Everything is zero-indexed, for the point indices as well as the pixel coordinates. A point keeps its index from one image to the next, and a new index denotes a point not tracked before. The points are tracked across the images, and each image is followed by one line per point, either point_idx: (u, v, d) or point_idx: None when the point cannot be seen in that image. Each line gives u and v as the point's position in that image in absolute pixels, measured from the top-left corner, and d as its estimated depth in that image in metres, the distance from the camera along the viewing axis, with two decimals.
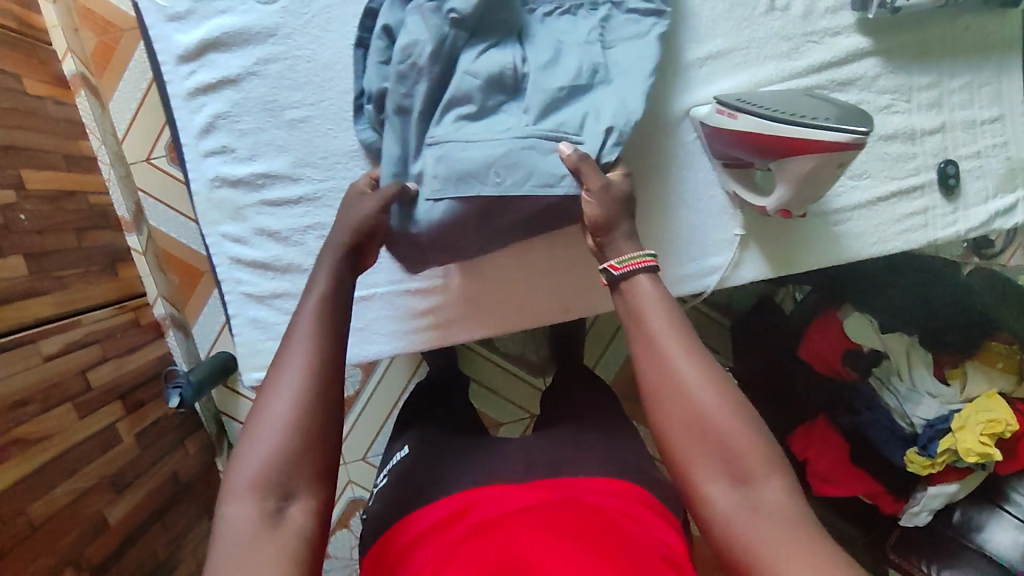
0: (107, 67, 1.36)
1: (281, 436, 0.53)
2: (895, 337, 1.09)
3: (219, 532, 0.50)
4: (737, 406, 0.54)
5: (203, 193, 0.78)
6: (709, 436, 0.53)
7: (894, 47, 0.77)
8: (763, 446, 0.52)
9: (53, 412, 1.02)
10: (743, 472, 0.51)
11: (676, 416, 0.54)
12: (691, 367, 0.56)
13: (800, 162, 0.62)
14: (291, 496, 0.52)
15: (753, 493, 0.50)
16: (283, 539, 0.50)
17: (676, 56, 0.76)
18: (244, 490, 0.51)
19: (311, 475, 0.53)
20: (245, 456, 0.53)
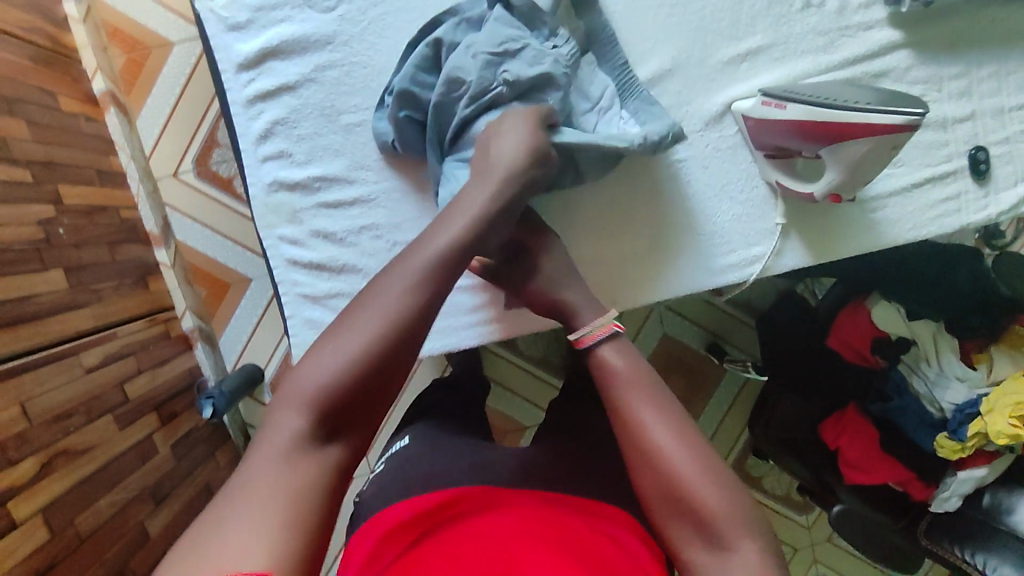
0: (134, 84, 1.38)
1: (352, 363, 0.55)
2: (922, 324, 1.11)
3: (264, 435, 0.52)
4: (710, 473, 0.59)
5: (261, 198, 0.81)
6: (685, 501, 0.58)
7: (924, 40, 0.80)
8: (742, 516, 0.57)
9: (96, 423, 1.02)
10: (716, 534, 0.56)
11: (653, 479, 0.60)
12: (671, 434, 0.62)
13: (852, 147, 0.65)
14: (338, 434, 0.54)
15: (724, 557, 0.56)
16: (311, 474, 0.51)
17: (717, 53, 0.80)
18: (300, 401, 0.54)
19: (361, 416, 0.55)
20: (315, 366, 0.55)
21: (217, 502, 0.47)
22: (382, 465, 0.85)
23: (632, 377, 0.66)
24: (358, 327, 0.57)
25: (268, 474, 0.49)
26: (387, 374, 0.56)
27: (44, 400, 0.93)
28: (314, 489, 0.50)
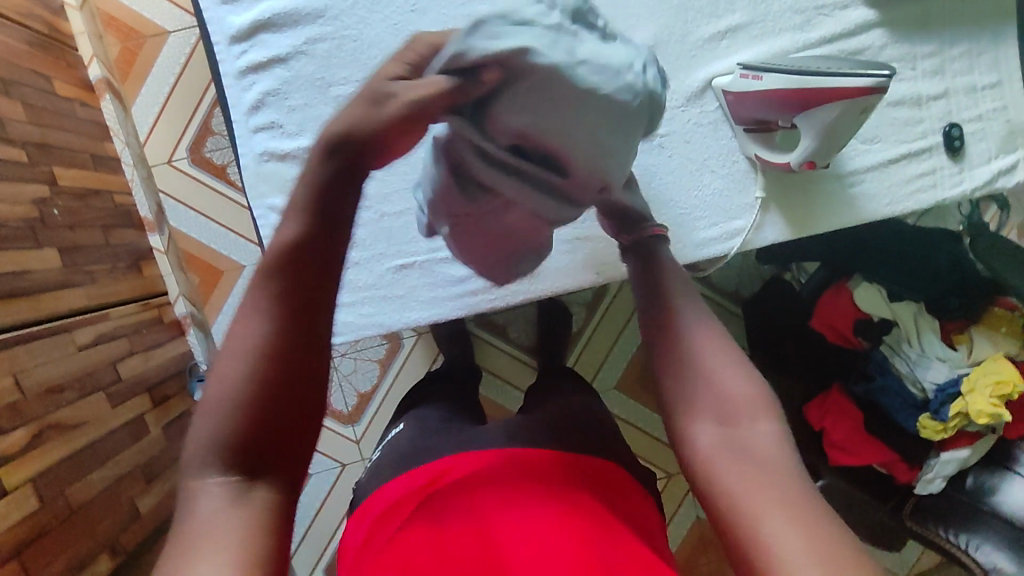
0: (129, 73, 1.40)
1: (239, 407, 0.45)
2: (902, 305, 1.14)
3: (185, 502, 0.43)
4: (730, 352, 0.57)
5: (252, 168, 0.83)
6: (698, 376, 0.57)
7: (898, 19, 0.83)
8: (763, 401, 0.54)
9: (89, 399, 1.04)
10: (728, 414, 0.54)
11: (669, 365, 0.59)
12: (697, 317, 0.61)
13: (824, 112, 0.67)
14: (261, 471, 0.45)
15: (737, 437, 0.52)
16: (254, 514, 0.43)
17: (698, 30, 0.82)
18: (203, 465, 0.44)
19: (283, 448, 0.46)
20: (200, 430, 0.45)
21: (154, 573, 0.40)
22: (379, 452, 0.84)
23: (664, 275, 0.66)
24: (228, 376, 0.46)
25: (201, 531, 0.41)
26: (290, 388, 0.47)
27: (38, 373, 0.94)
28: (262, 525, 0.43)
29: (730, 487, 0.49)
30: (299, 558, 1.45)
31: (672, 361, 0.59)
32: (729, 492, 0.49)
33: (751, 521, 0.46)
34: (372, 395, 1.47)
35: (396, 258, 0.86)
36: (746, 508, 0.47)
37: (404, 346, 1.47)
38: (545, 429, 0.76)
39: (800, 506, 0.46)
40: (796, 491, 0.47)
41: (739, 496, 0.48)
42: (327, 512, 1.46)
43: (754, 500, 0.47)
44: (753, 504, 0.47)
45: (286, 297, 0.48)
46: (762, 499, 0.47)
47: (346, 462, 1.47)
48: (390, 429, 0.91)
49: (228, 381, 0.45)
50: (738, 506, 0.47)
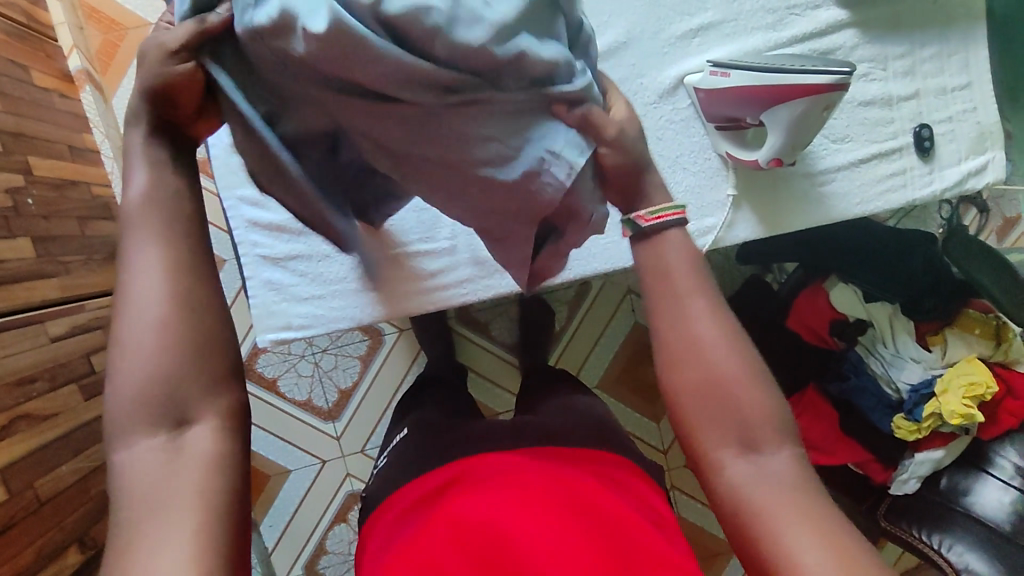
0: (110, 65, 1.40)
1: (149, 359, 0.45)
2: (878, 306, 1.16)
3: (119, 472, 0.44)
4: (753, 366, 0.51)
5: (222, 158, 0.84)
6: (723, 397, 0.50)
7: (870, 20, 0.84)
8: (777, 411, 0.50)
9: (60, 390, 1.02)
10: (754, 439, 0.49)
11: (690, 379, 0.51)
12: (712, 322, 0.52)
13: (789, 109, 0.68)
14: (190, 416, 0.46)
15: (765, 466, 0.48)
16: (196, 469, 0.44)
17: (671, 28, 0.83)
18: (125, 421, 0.45)
19: (205, 385, 0.47)
20: (119, 386, 0.46)
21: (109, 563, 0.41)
22: (385, 460, 0.82)
23: (671, 263, 0.55)
24: (137, 346, 0.46)
25: (145, 505, 0.42)
26: (202, 335, 0.47)
27: (9, 363, 0.92)
28: (207, 480, 0.44)
29: (767, 528, 0.45)
30: (278, 555, 1.44)
31: (685, 375, 0.51)
32: (762, 532, 0.45)
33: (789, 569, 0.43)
34: (353, 392, 1.47)
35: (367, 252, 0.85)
36: (788, 556, 0.43)
37: (385, 342, 1.47)
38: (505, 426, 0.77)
39: (838, 540, 0.44)
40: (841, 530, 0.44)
41: (775, 542, 0.44)
42: (307, 509, 1.45)
43: (795, 548, 0.43)
44: (790, 547, 0.44)
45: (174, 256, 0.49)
46: (802, 535, 0.44)
47: (326, 458, 1.46)
48: (393, 436, 0.89)
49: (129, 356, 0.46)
50: (772, 547, 0.44)
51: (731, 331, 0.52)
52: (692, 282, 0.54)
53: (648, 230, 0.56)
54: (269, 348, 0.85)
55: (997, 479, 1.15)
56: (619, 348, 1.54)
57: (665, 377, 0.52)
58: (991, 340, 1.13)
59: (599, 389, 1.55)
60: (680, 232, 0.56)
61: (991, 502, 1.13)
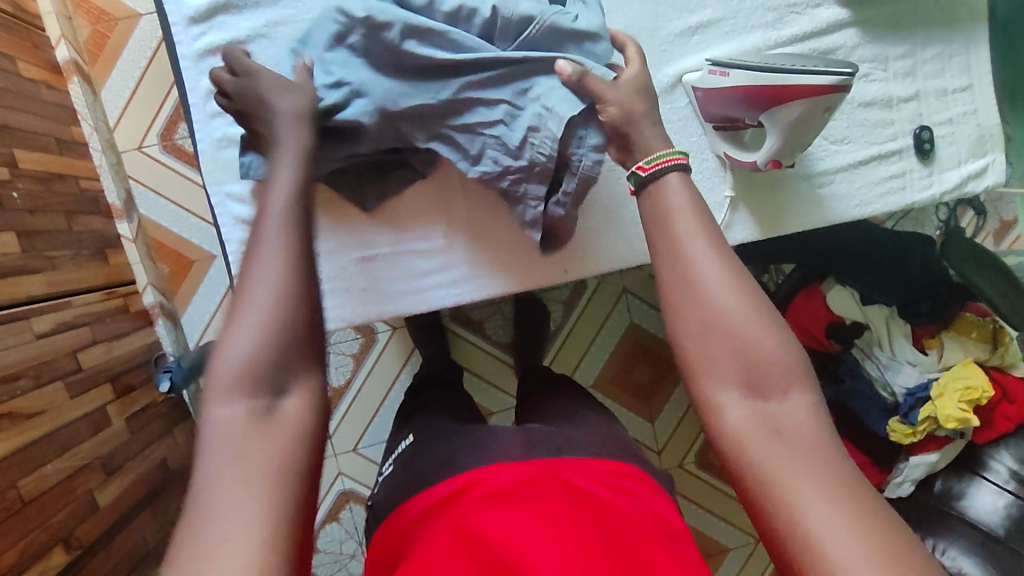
0: (99, 57, 1.38)
1: (261, 329, 0.48)
2: (875, 309, 1.15)
3: (207, 431, 0.46)
4: (762, 311, 0.52)
5: (209, 154, 0.83)
6: (729, 340, 0.51)
7: (870, 19, 0.83)
8: (788, 356, 0.51)
9: (46, 388, 1.00)
10: (760, 384, 0.50)
11: (693, 319, 0.53)
12: (720, 268, 0.54)
13: (789, 110, 0.66)
14: (285, 388, 0.48)
15: (770, 411, 0.49)
16: (290, 437, 0.46)
17: (669, 25, 0.81)
18: (230, 383, 0.47)
19: (303, 365, 0.49)
20: (227, 352, 0.48)
21: (184, 524, 0.42)
22: (389, 467, 0.82)
23: (676, 212, 0.58)
24: (257, 315, 0.49)
25: (231, 470, 0.44)
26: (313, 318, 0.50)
27: None
28: (294, 453, 0.46)
29: (764, 468, 0.47)
30: None
31: (691, 317, 0.53)
32: (762, 472, 0.47)
33: (783, 507, 0.45)
34: (345, 391, 1.45)
35: (359, 249, 0.85)
36: (790, 498, 0.45)
37: (378, 340, 1.45)
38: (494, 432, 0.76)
39: (840, 483, 0.44)
40: (847, 476, 0.45)
41: (777, 484, 0.46)
42: None
43: (798, 491, 0.45)
44: (788, 488, 0.45)
45: (287, 241, 0.52)
46: (798, 475, 0.45)
47: None
48: (397, 444, 0.88)
49: (246, 322, 0.48)
50: (772, 487, 0.46)
51: (737, 274, 0.54)
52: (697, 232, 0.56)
53: (648, 177, 0.61)
54: None
55: (991, 484, 1.14)
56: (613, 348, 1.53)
57: (671, 321, 0.54)
58: (987, 343, 1.13)
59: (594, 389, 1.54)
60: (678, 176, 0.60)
61: (984, 506, 1.12)
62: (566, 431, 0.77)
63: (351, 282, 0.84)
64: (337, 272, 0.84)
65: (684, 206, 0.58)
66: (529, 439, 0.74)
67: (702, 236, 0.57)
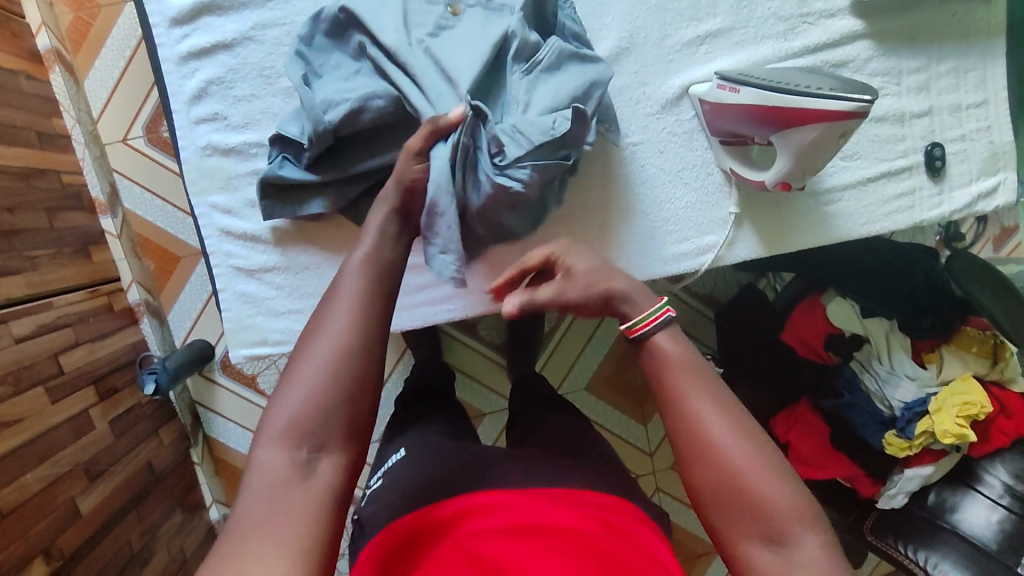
0: (82, 45, 1.33)
1: (319, 386, 0.52)
2: (875, 321, 1.14)
3: (250, 474, 0.49)
4: (767, 459, 0.53)
5: (193, 162, 0.80)
6: (740, 495, 0.52)
7: (885, 31, 0.80)
8: (797, 503, 0.51)
9: (26, 394, 0.97)
10: (777, 532, 0.50)
11: (704, 478, 0.53)
12: (723, 419, 0.55)
13: (802, 133, 0.64)
14: (323, 449, 0.51)
15: (790, 560, 0.49)
16: (318, 497, 0.48)
17: (677, 33, 0.78)
18: (279, 436, 0.50)
19: (344, 433, 0.52)
20: (281, 402, 0.52)
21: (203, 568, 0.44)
22: (378, 482, 0.79)
23: (673, 358, 0.59)
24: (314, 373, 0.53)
25: (258, 512, 0.47)
26: (358, 388, 0.53)
27: None
28: (320, 510, 0.48)
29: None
30: None
31: (701, 472, 0.54)
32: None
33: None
34: None
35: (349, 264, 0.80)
36: None
37: None
38: (486, 457, 0.74)
39: None
40: None
41: None
42: None
43: None
44: None
45: (358, 318, 0.56)
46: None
47: None
48: (385, 459, 0.85)
49: (308, 374, 0.53)
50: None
51: (735, 415, 0.55)
52: (697, 380, 0.57)
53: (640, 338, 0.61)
54: (243, 364, 0.81)
55: (985, 497, 1.14)
56: (607, 352, 1.51)
57: (684, 474, 0.55)
58: (988, 358, 1.11)
59: (588, 391, 1.52)
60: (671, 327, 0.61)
61: (977, 520, 1.12)
62: (560, 460, 0.75)
63: None
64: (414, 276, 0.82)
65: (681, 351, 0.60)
66: (520, 467, 0.72)
67: (699, 381, 0.57)
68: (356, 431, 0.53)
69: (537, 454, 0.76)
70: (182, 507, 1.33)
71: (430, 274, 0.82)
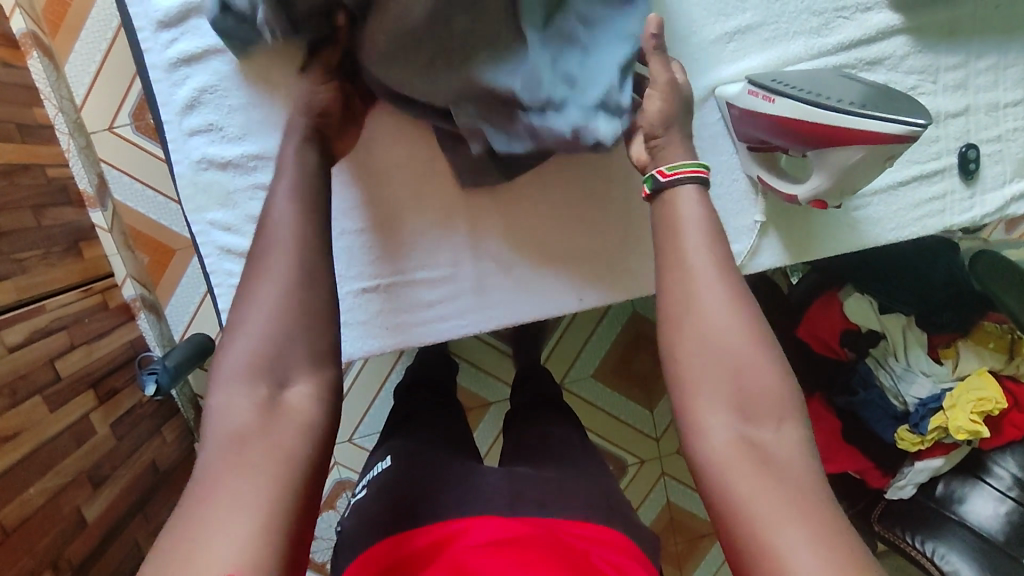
0: (60, 28, 1.25)
1: (270, 323, 0.53)
2: (892, 318, 1.11)
3: (209, 414, 0.50)
4: (757, 332, 0.55)
5: (188, 176, 0.76)
6: (725, 358, 0.54)
7: (923, 26, 0.75)
8: (778, 383, 0.53)
9: (22, 406, 0.94)
10: (747, 404, 0.52)
11: (686, 334, 0.56)
12: (721, 296, 0.56)
13: (844, 154, 0.61)
14: (287, 382, 0.52)
15: (756, 432, 0.51)
16: (288, 432, 0.50)
17: (704, 30, 0.74)
18: (239, 375, 0.51)
19: (303, 360, 0.53)
20: (236, 343, 0.52)
21: (184, 510, 0.44)
22: (365, 489, 0.76)
23: (687, 221, 0.61)
24: (263, 309, 0.53)
25: (231, 451, 0.47)
26: (309, 316, 0.54)
27: None
28: (291, 454, 0.48)
29: (742, 495, 0.49)
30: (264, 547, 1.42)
31: (685, 334, 0.56)
32: (741, 494, 0.48)
33: (773, 536, 0.45)
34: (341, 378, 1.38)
35: (365, 295, 0.79)
36: (777, 530, 0.45)
37: None
38: (503, 480, 0.72)
39: (817, 515, 0.46)
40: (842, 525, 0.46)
41: (761, 524, 0.46)
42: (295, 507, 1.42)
43: (775, 517, 0.46)
44: (769, 522, 0.46)
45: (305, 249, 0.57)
46: (775, 501, 0.47)
47: None
48: (373, 465, 0.83)
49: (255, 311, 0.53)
50: (756, 514, 0.47)
51: (739, 296, 0.56)
52: (705, 256, 0.59)
53: (665, 184, 0.64)
54: None
55: (993, 488, 1.13)
56: (614, 341, 1.49)
57: (668, 337, 0.57)
58: (1004, 353, 1.10)
59: (594, 378, 1.51)
60: (695, 187, 0.63)
61: (984, 512, 1.11)
62: (576, 480, 0.73)
63: (401, 315, 0.80)
64: (411, 275, 0.80)
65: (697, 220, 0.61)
66: (530, 492, 0.70)
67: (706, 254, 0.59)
68: (315, 356, 0.54)
69: (554, 479, 0.73)
70: None
71: (431, 286, 0.80)
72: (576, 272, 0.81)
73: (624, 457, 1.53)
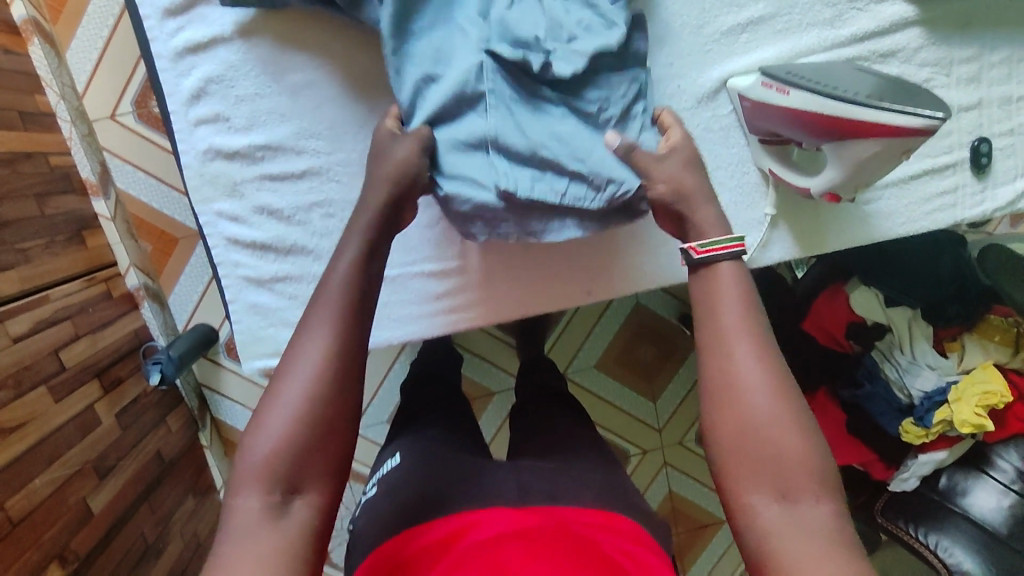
0: (61, 13, 1.24)
1: (289, 427, 0.52)
2: (898, 311, 1.11)
3: (225, 516, 0.50)
4: (796, 417, 0.53)
5: (195, 167, 0.75)
6: (759, 442, 0.53)
7: (938, 18, 0.74)
8: (816, 462, 0.52)
9: (28, 396, 0.94)
10: (788, 487, 0.51)
11: (726, 419, 0.54)
12: (762, 379, 0.55)
13: (860, 147, 0.60)
14: (297, 491, 0.51)
15: (797, 513, 0.50)
16: (285, 539, 0.49)
17: (716, 21, 0.73)
18: (254, 477, 0.51)
19: (321, 470, 0.53)
20: (255, 444, 0.52)
21: None
22: (375, 487, 0.77)
23: (722, 300, 0.60)
24: (286, 407, 0.53)
25: (240, 554, 0.48)
26: (329, 418, 0.53)
27: None
28: (286, 556, 0.48)
29: (781, 564, 0.48)
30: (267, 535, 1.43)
31: (723, 410, 0.55)
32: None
33: None
34: None
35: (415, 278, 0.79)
36: None
37: None
38: (511, 475, 0.72)
39: None
40: None
41: None
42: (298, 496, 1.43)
43: None
44: None
45: (332, 349, 0.55)
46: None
47: None
48: (384, 460, 0.83)
49: (275, 416, 0.53)
50: None
51: (777, 378, 0.55)
52: (741, 333, 0.57)
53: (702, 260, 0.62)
54: (257, 376, 0.79)
55: (996, 482, 1.13)
56: (617, 332, 1.49)
57: (710, 416, 0.56)
58: (1010, 347, 1.10)
59: (597, 368, 1.51)
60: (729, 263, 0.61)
61: (988, 504, 1.11)
62: (582, 474, 0.73)
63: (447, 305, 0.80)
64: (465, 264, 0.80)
65: (734, 291, 0.60)
66: (535, 486, 0.70)
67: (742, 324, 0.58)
68: (330, 466, 0.53)
69: (561, 472, 0.73)
70: (193, 492, 1.32)
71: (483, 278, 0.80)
72: (585, 266, 0.81)
73: (627, 448, 1.54)
